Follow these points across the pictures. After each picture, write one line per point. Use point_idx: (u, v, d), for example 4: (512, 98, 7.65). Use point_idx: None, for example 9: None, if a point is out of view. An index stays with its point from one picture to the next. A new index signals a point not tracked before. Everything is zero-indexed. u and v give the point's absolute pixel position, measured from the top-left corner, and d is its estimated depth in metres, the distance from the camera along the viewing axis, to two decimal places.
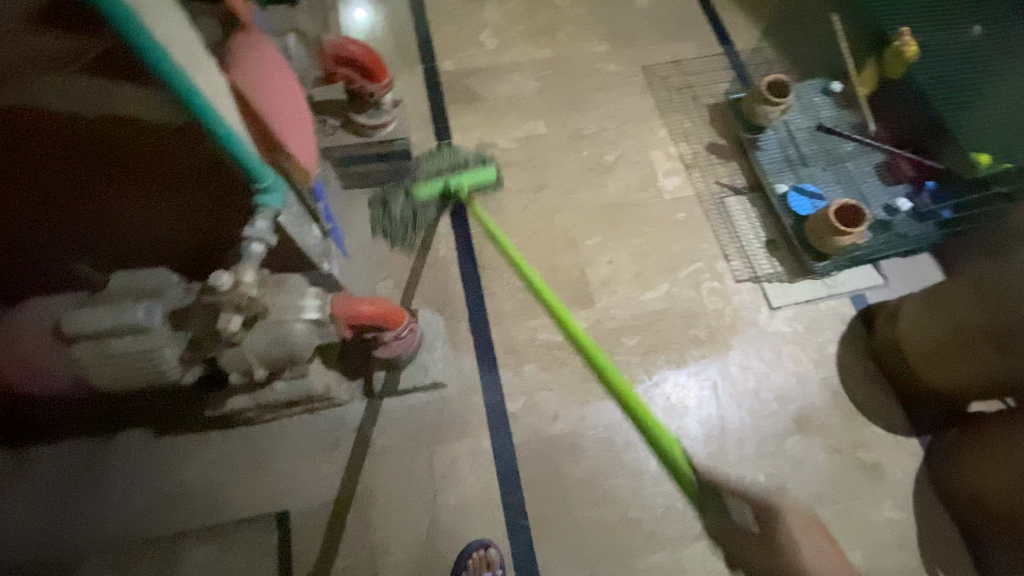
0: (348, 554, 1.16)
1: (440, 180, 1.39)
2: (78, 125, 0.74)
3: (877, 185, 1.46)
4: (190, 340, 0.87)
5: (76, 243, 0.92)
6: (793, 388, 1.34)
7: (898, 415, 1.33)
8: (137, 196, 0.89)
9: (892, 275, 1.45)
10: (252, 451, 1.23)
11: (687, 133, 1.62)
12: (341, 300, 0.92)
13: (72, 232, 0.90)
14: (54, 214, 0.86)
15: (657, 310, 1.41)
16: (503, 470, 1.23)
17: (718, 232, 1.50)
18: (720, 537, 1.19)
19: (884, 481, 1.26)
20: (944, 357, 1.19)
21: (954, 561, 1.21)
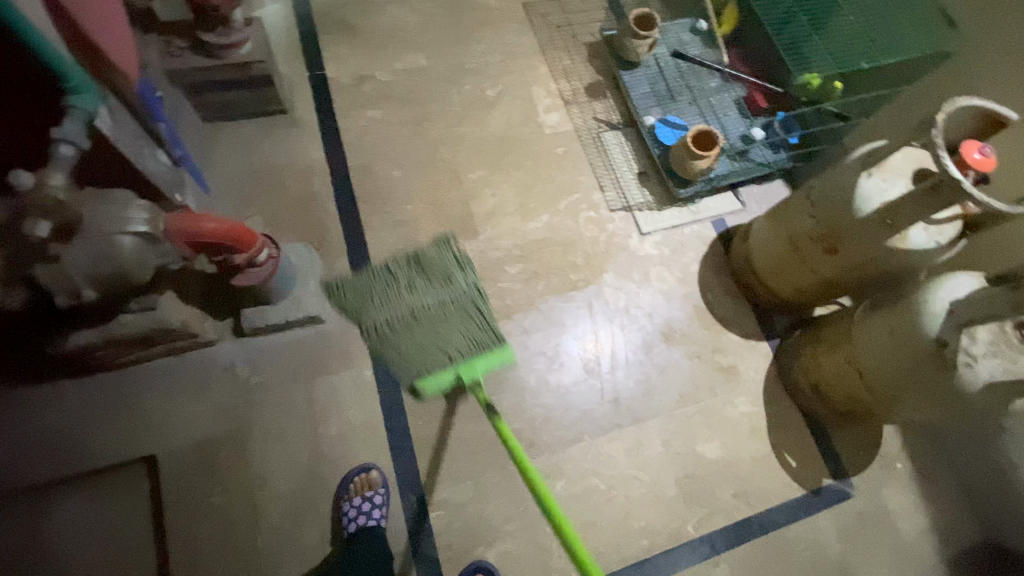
0: (225, 490, 1.14)
1: (453, 374, 1.17)
2: None
3: (735, 117, 1.58)
4: (1, 263, 0.79)
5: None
6: (661, 305, 1.44)
7: (752, 323, 1.47)
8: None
9: (749, 201, 1.59)
10: (112, 399, 1.15)
11: (567, 69, 1.66)
12: (180, 216, 0.86)
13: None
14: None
15: (538, 240, 1.46)
16: (386, 397, 1.25)
17: (595, 164, 1.57)
18: (595, 441, 1.28)
19: (738, 380, 1.41)
20: (787, 265, 1.33)
21: (796, 443, 1.38)
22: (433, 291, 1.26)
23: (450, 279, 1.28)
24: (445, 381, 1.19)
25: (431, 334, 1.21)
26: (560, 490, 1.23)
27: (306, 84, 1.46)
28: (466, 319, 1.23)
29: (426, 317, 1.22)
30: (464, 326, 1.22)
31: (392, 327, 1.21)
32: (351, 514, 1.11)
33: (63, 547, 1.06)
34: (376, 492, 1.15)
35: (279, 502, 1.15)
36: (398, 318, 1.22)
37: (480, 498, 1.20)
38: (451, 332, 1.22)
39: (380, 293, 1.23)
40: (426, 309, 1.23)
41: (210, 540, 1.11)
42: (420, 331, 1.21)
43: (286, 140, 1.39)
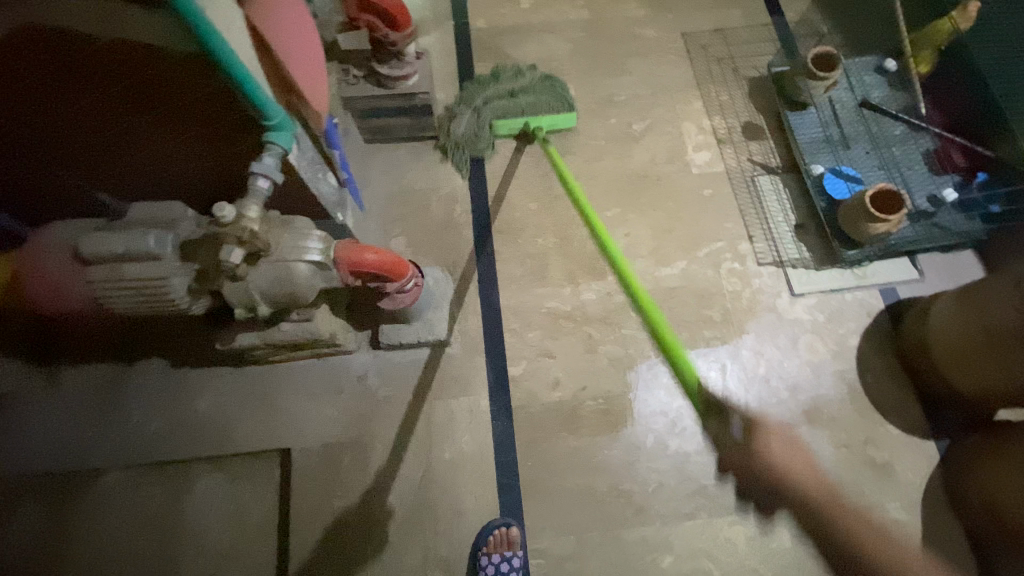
0: (344, 495, 1.21)
1: (523, 123, 1.46)
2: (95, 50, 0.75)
3: (922, 173, 1.38)
4: (197, 273, 0.90)
5: (98, 162, 0.97)
6: (806, 379, 1.29)
7: (915, 415, 1.27)
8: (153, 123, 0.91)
9: (929, 270, 1.37)
10: (260, 390, 1.28)
11: (723, 106, 1.55)
12: (346, 246, 0.93)
13: (90, 150, 0.94)
14: (69, 128, 0.88)
15: (670, 288, 1.37)
16: (499, 431, 1.25)
17: (744, 211, 1.44)
18: (712, 519, 1.18)
19: (891, 480, 1.22)
20: (974, 360, 1.12)
21: (960, 570, 1.16)
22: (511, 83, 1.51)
23: (521, 72, 1.52)
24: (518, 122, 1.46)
25: (506, 104, 1.48)
26: (667, 566, 1.15)
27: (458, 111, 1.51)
28: (536, 96, 1.51)
29: (502, 94, 1.50)
30: (536, 91, 1.51)
31: (479, 114, 1.47)
32: (490, 573, 1.10)
33: (208, 516, 1.21)
34: (514, 554, 1.13)
35: (389, 517, 1.19)
36: (479, 107, 1.47)
37: (581, 554, 1.16)
38: (523, 100, 1.49)
39: (464, 95, 1.50)
40: (503, 94, 1.49)
41: (325, 540, 1.18)
42: (498, 96, 1.49)
43: (435, 164, 1.45)
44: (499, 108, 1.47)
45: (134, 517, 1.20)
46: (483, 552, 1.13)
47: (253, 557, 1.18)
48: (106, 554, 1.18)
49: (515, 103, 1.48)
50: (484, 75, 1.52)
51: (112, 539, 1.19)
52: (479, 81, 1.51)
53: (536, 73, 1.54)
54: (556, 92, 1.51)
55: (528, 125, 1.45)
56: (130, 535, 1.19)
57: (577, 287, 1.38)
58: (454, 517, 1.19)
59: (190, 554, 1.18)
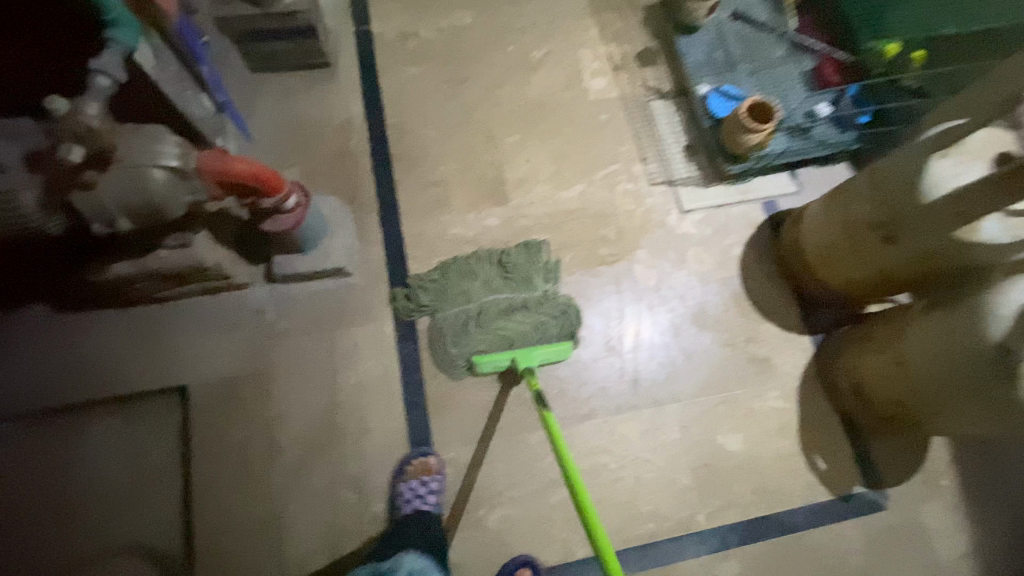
0: (246, 427, 1.20)
1: (509, 359, 1.19)
2: None
3: (799, 91, 1.46)
4: (47, 183, 0.85)
5: None
6: (695, 287, 1.37)
7: (793, 315, 1.37)
8: None
9: (806, 183, 1.47)
10: (150, 330, 1.23)
11: (618, 33, 1.58)
12: (210, 155, 0.89)
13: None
14: None
15: (570, 210, 1.41)
16: (403, 354, 1.26)
17: (639, 134, 1.49)
18: (608, 419, 1.25)
19: (772, 373, 1.32)
20: (840, 255, 1.22)
21: (829, 446, 1.29)
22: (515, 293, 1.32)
23: (531, 282, 1.33)
24: (500, 360, 1.19)
25: (502, 335, 1.28)
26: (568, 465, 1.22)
27: (351, 40, 1.47)
28: (538, 326, 1.29)
29: (505, 323, 1.29)
30: (539, 329, 1.29)
31: (471, 329, 1.28)
32: (408, 497, 1.13)
33: (100, 459, 1.17)
34: (432, 478, 1.15)
35: (294, 443, 1.19)
36: (475, 312, 1.29)
37: (487, 462, 1.20)
38: (523, 334, 1.29)
39: (467, 283, 1.32)
40: (501, 309, 1.31)
41: (230, 472, 1.17)
42: (496, 322, 1.29)
43: (327, 94, 1.41)
44: (495, 306, 1.31)
45: (15, 468, 1.14)
46: (400, 480, 1.15)
47: (151, 494, 1.16)
48: None
49: (513, 332, 1.29)
50: (493, 251, 1.35)
51: None
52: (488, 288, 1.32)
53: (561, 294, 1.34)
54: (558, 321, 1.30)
55: (514, 362, 1.18)
56: (12, 486, 1.14)
57: (479, 213, 1.39)
58: (361, 438, 1.20)
59: (82, 499, 1.14)
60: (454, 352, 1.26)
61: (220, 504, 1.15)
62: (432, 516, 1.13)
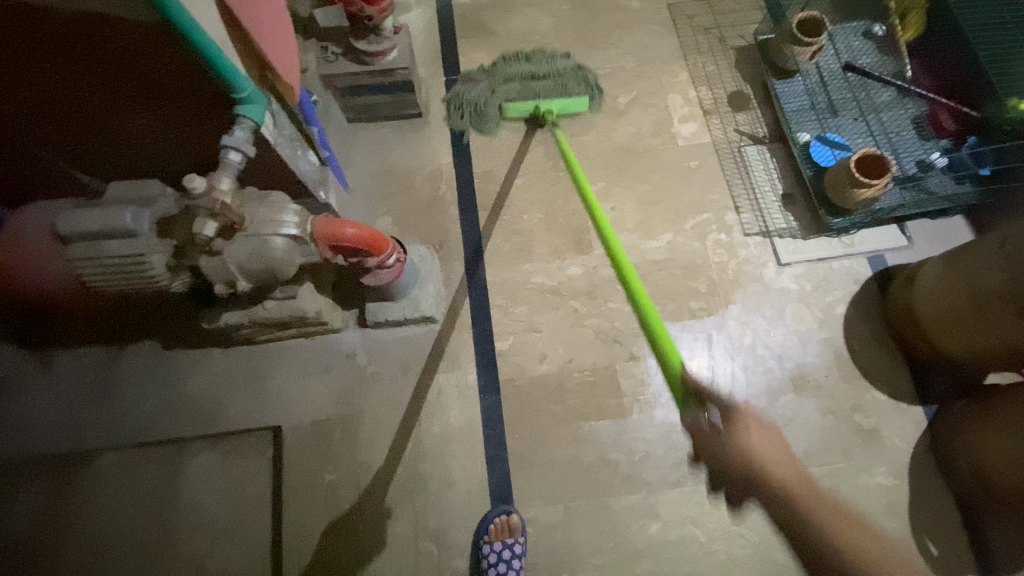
0: (335, 471, 1.23)
1: (533, 107, 1.45)
2: (53, 24, 0.74)
3: (911, 139, 1.37)
4: (175, 249, 0.90)
5: (71, 139, 0.96)
6: (793, 348, 1.29)
7: (903, 382, 1.27)
8: (124, 101, 0.90)
9: (917, 237, 1.36)
10: (250, 370, 1.29)
11: (710, 77, 1.53)
12: (323, 221, 0.93)
13: (69, 125, 0.93)
14: (41, 106, 0.88)
15: (658, 261, 1.37)
16: (487, 406, 1.26)
17: (732, 182, 1.43)
18: (697, 486, 1.19)
19: (878, 445, 1.22)
20: (960, 325, 1.11)
21: (944, 531, 1.18)
22: (536, 62, 1.54)
23: (554, 59, 1.54)
24: (525, 108, 1.45)
25: (528, 87, 1.51)
26: (654, 533, 1.16)
27: (442, 89, 1.51)
28: (555, 83, 1.52)
29: (528, 80, 1.52)
30: (559, 87, 1.51)
31: (497, 86, 1.50)
32: (492, 560, 1.11)
33: (202, 493, 1.23)
34: (515, 540, 1.13)
35: (379, 490, 1.21)
36: (500, 72, 1.52)
37: (570, 524, 1.17)
38: (545, 89, 1.51)
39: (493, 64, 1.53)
40: (524, 74, 1.52)
41: (316, 513, 1.20)
42: (520, 76, 1.52)
43: (419, 143, 1.45)
44: (518, 75, 1.52)
45: (128, 496, 1.23)
46: (483, 541, 1.14)
47: (247, 531, 1.20)
48: (104, 533, 1.20)
49: (536, 86, 1.51)
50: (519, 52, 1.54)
51: (110, 517, 1.21)
52: (509, 60, 1.54)
53: (572, 60, 1.55)
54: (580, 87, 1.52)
55: (538, 109, 1.44)
56: (125, 513, 1.21)
57: (563, 263, 1.37)
58: (444, 490, 1.20)
59: (185, 530, 1.21)
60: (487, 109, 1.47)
61: (306, 547, 1.18)
62: None
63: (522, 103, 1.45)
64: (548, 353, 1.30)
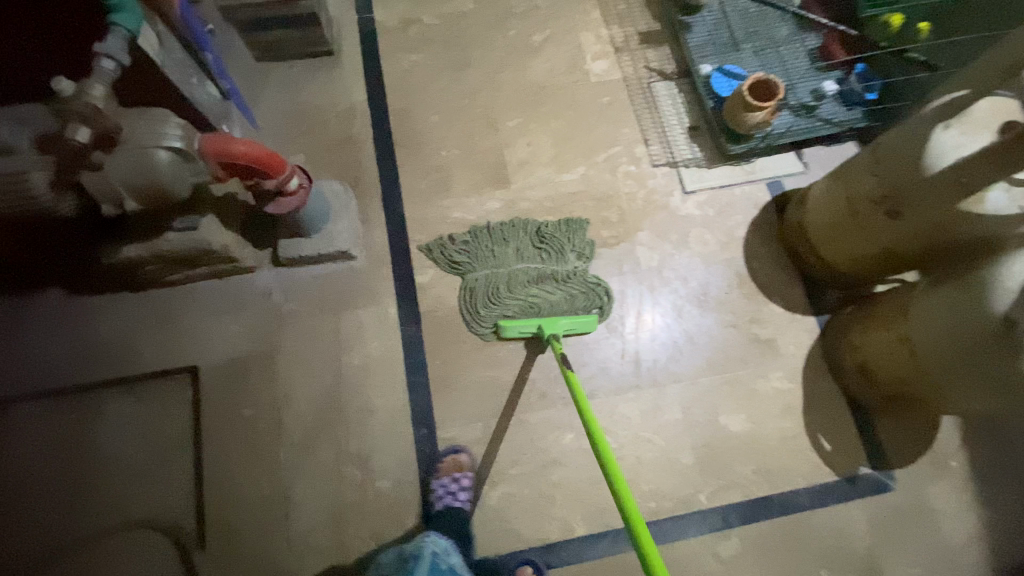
0: (254, 405, 1.23)
1: (536, 326, 1.23)
2: None
3: (805, 70, 1.44)
4: (59, 166, 0.90)
5: None
6: (698, 269, 1.36)
7: (797, 296, 1.36)
8: None
9: (812, 163, 1.44)
10: (163, 313, 1.27)
11: (621, 15, 1.57)
12: (211, 137, 0.92)
13: None
14: None
15: (572, 193, 1.41)
16: (406, 336, 1.28)
17: (641, 116, 1.48)
18: (609, 399, 1.25)
19: (776, 354, 1.31)
20: (845, 232, 1.19)
21: (835, 427, 1.27)
22: (544, 262, 1.34)
23: (564, 253, 1.34)
24: (526, 327, 1.24)
25: (529, 297, 1.31)
26: (569, 444, 1.22)
27: (354, 28, 1.49)
28: (566, 298, 1.31)
29: (539, 283, 1.32)
30: (568, 299, 1.31)
31: (500, 275, 1.32)
32: (440, 494, 1.14)
33: (117, 435, 1.21)
34: (463, 475, 1.16)
35: (299, 421, 1.22)
36: (506, 267, 1.33)
37: (488, 441, 1.22)
38: (549, 303, 1.31)
39: (497, 235, 1.35)
40: (534, 271, 1.33)
41: (238, 448, 1.21)
42: (530, 280, 1.32)
43: (331, 81, 1.43)
44: (526, 274, 1.33)
45: (37, 444, 1.19)
46: (434, 477, 1.16)
47: (167, 470, 1.20)
48: (15, 484, 1.17)
49: (542, 295, 1.31)
50: (529, 222, 1.37)
51: (20, 468, 1.18)
52: (523, 233, 1.36)
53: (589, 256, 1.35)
54: (582, 296, 1.31)
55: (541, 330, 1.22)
56: (34, 460, 1.18)
57: (480, 197, 1.39)
58: (365, 417, 1.23)
59: (101, 473, 1.19)
60: (483, 314, 1.29)
61: (228, 480, 1.19)
62: (462, 513, 1.14)
63: (526, 325, 1.24)
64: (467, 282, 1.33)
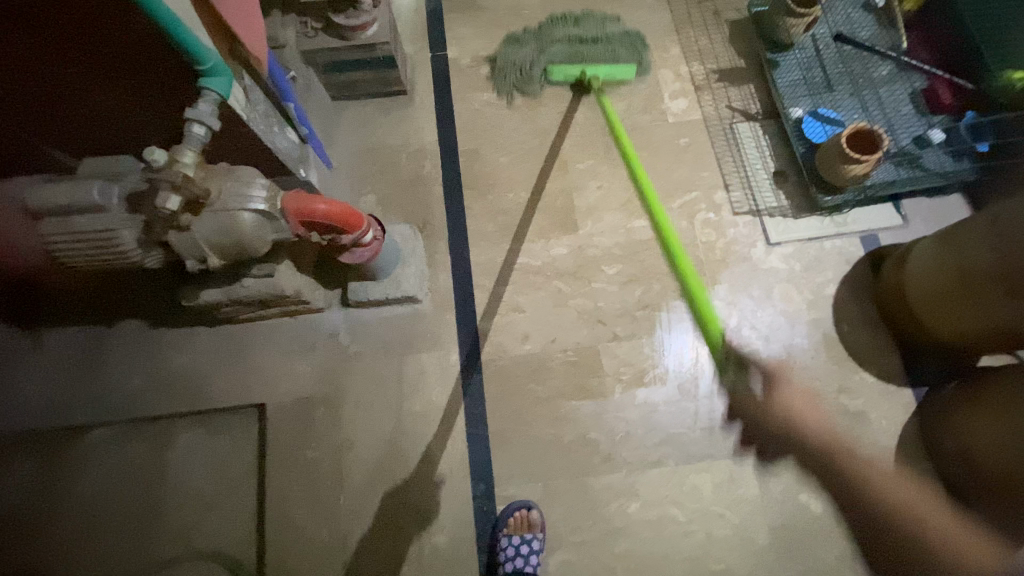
0: (317, 447, 1.23)
1: (578, 71, 1.43)
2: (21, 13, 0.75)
3: (909, 114, 1.32)
4: (143, 224, 0.91)
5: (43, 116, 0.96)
6: (780, 328, 1.27)
7: (892, 364, 1.24)
8: (92, 77, 0.90)
9: (913, 216, 1.32)
10: (235, 349, 1.30)
11: (702, 51, 1.49)
12: (293, 198, 0.93)
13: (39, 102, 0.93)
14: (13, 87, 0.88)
15: (644, 240, 1.35)
16: (468, 385, 1.25)
17: (721, 159, 1.40)
18: (678, 467, 1.18)
19: (866, 429, 1.20)
20: (950, 302, 1.07)
21: None
22: (585, 28, 1.51)
23: (605, 25, 1.51)
24: (570, 70, 1.43)
25: (576, 51, 1.48)
26: (633, 512, 1.16)
27: (428, 66, 1.49)
28: (609, 46, 1.48)
29: (580, 44, 1.49)
30: (610, 53, 1.48)
31: (544, 50, 1.48)
32: (509, 553, 1.09)
33: (187, 469, 1.24)
34: (534, 536, 1.12)
35: (359, 467, 1.22)
36: (550, 39, 1.49)
37: (547, 502, 1.17)
38: (593, 51, 1.48)
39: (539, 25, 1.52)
40: (575, 34, 1.51)
41: (300, 491, 1.21)
42: (569, 44, 1.49)
43: (404, 120, 1.43)
44: (567, 38, 1.49)
45: (115, 473, 1.24)
46: (502, 534, 1.12)
47: (233, 506, 1.22)
48: (95, 510, 1.22)
49: (586, 51, 1.48)
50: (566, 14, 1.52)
51: (101, 494, 1.23)
52: (558, 23, 1.52)
53: (635, 130, 1.43)
54: (628, 50, 1.48)
55: (583, 74, 1.42)
56: (113, 488, 1.23)
57: (547, 242, 1.35)
58: (424, 468, 1.21)
59: (171, 506, 1.22)
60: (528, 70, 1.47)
61: (289, 522, 1.20)
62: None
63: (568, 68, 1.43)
64: (532, 330, 1.29)
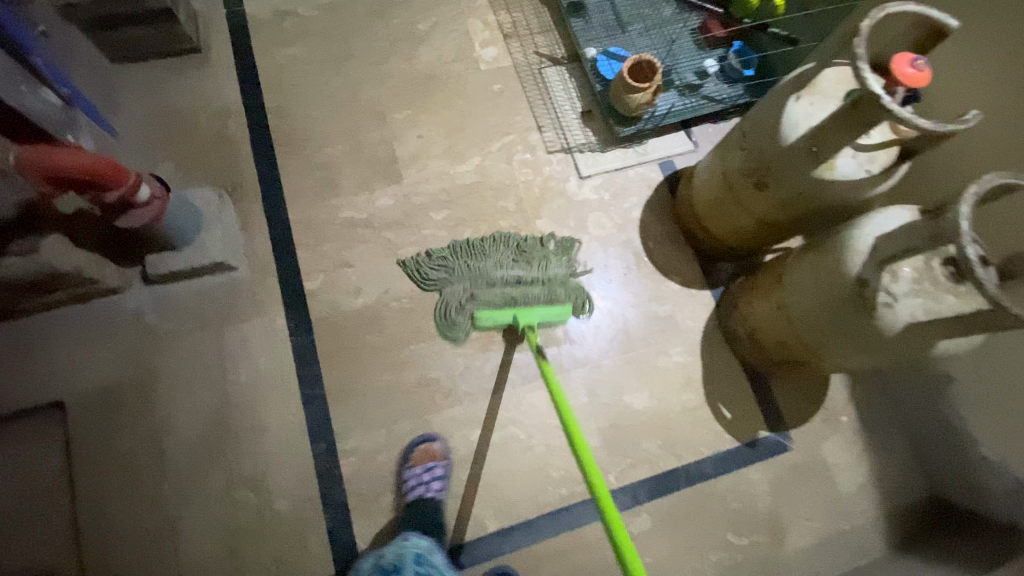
0: (133, 436, 1.14)
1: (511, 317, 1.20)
2: None
3: (689, 49, 1.48)
4: None
5: None
6: (596, 252, 1.37)
7: (693, 272, 1.39)
8: None
9: (701, 139, 1.47)
10: (22, 346, 1.15)
11: (508, 0, 1.55)
12: (37, 152, 0.85)
13: None
14: None
15: (467, 183, 1.38)
16: (299, 346, 1.22)
17: (533, 101, 1.47)
18: (515, 390, 1.25)
19: (675, 330, 1.34)
20: (721, 205, 1.23)
21: (734, 396, 1.32)
22: (526, 267, 1.33)
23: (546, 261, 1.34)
24: (501, 317, 1.21)
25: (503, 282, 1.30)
26: (476, 439, 1.21)
27: (223, 22, 1.40)
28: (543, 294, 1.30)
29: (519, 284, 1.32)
30: (547, 294, 1.31)
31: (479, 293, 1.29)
32: (413, 484, 1.12)
33: None
34: (436, 463, 1.15)
35: (184, 448, 1.14)
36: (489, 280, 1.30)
37: (392, 444, 1.18)
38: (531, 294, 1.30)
39: (475, 251, 1.32)
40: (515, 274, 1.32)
41: (118, 486, 1.11)
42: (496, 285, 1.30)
43: (198, 79, 1.34)
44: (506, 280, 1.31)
45: None
46: (405, 468, 1.15)
47: (37, 519, 1.09)
48: None
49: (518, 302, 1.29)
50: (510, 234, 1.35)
51: None
52: (493, 250, 1.33)
53: (450, 79, 1.46)
54: (568, 290, 1.32)
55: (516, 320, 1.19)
56: None
57: (371, 194, 1.34)
58: (258, 436, 1.16)
59: None
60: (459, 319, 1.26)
61: (109, 520, 1.09)
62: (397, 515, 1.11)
63: (500, 313, 1.21)
64: (362, 283, 1.27)
